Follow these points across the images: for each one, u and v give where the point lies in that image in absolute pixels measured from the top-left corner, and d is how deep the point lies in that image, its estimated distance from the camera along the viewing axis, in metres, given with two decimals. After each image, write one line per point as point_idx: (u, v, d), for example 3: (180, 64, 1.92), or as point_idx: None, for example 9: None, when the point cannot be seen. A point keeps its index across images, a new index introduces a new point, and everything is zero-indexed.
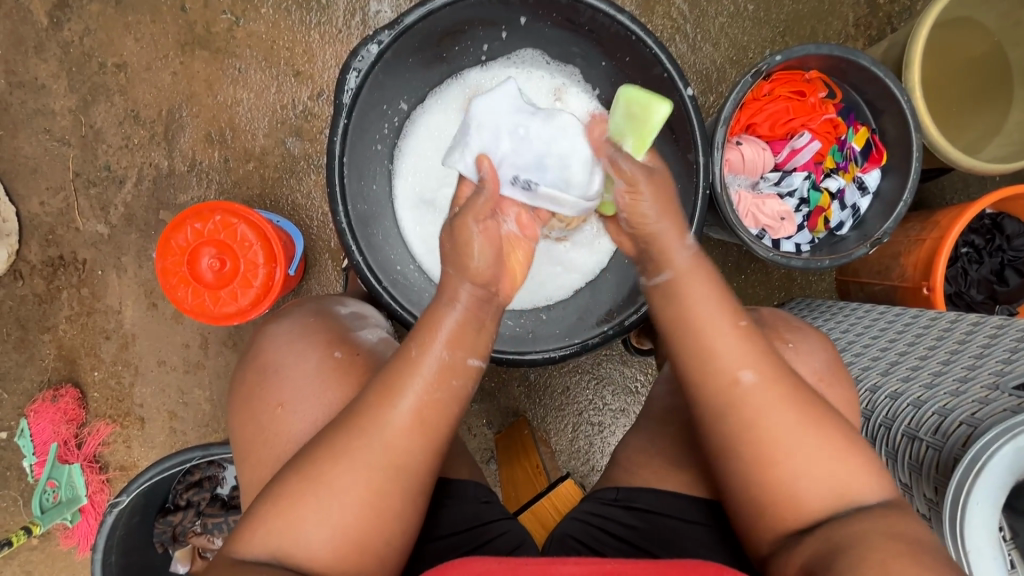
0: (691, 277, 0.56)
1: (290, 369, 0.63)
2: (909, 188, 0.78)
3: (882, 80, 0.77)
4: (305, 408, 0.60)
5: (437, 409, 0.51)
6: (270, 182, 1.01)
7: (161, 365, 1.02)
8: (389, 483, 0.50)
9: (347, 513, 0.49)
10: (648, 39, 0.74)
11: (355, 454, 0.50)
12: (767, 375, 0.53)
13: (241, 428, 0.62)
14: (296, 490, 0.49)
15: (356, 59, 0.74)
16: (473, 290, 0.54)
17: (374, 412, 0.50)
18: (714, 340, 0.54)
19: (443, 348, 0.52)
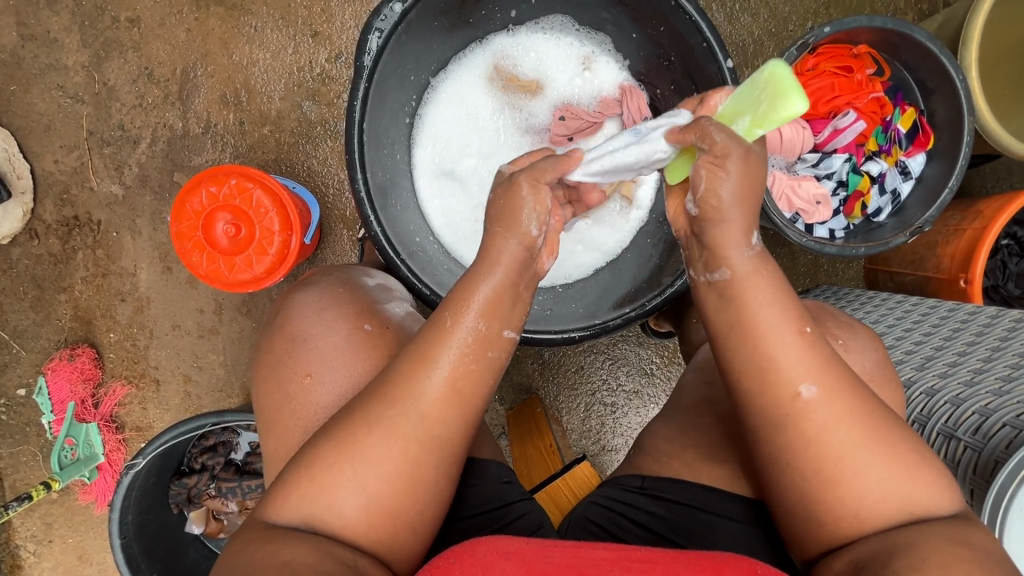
0: (754, 280, 0.48)
1: (319, 339, 0.61)
2: (956, 175, 0.74)
3: (938, 57, 0.72)
4: (332, 379, 0.59)
5: (470, 380, 0.50)
6: (286, 147, 0.98)
7: (175, 329, 1.02)
8: (424, 452, 0.49)
9: (383, 480, 0.48)
10: (688, 4, 0.69)
11: (389, 423, 0.49)
12: (833, 388, 0.47)
13: (268, 397, 0.61)
14: (328, 458, 0.49)
15: (378, 18, 0.70)
16: (517, 250, 0.51)
17: (408, 381, 0.49)
18: (769, 324, 0.48)
19: (477, 319, 0.50)
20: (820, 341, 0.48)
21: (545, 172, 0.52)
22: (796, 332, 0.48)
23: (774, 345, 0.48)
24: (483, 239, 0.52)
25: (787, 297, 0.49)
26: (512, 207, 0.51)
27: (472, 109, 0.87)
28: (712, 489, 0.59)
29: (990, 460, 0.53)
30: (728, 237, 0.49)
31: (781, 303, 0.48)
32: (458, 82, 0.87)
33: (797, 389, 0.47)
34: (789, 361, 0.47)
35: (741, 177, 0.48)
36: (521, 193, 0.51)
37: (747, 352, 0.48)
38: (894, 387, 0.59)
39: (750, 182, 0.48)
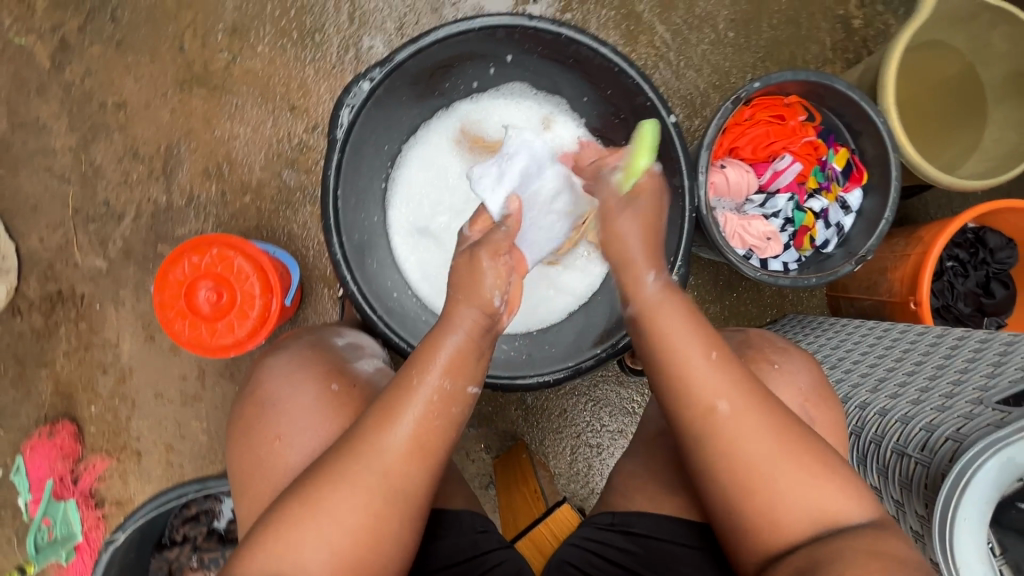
0: (661, 308, 0.62)
1: (288, 402, 0.63)
2: (890, 207, 0.80)
3: (858, 103, 0.79)
4: (300, 441, 0.61)
5: (433, 435, 0.54)
6: (267, 215, 1.03)
7: (158, 398, 1.02)
8: (389, 507, 0.52)
9: (347, 535, 0.51)
10: (631, 70, 0.77)
11: (354, 478, 0.51)
12: (743, 405, 0.55)
13: (240, 459, 0.63)
14: (298, 515, 0.51)
15: (348, 96, 0.76)
16: (477, 318, 0.58)
17: (374, 438, 0.52)
18: (682, 342, 0.58)
19: (441, 377, 0.54)
20: (727, 362, 0.56)
21: (500, 246, 0.63)
22: (705, 357, 0.57)
23: (689, 364, 0.57)
24: (447, 303, 0.60)
25: (692, 319, 0.60)
26: (475, 277, 0.59)
27: (442, 171, 0.93)
28: (680, 520, 0.61)
29: (938, 473, 0.55)
30: (638, 268, 0.66)
31: (687, 324, 0.59)
32: (428, 146, 0.93)
33: (716, 402, 0.55)
34: (702, 379, 0.56)
35: (641, 229, 0.69)
36: (482, 264, 0.60)
37: (670, 369, 0.58)
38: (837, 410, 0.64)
39: (647, 222, 0.70)
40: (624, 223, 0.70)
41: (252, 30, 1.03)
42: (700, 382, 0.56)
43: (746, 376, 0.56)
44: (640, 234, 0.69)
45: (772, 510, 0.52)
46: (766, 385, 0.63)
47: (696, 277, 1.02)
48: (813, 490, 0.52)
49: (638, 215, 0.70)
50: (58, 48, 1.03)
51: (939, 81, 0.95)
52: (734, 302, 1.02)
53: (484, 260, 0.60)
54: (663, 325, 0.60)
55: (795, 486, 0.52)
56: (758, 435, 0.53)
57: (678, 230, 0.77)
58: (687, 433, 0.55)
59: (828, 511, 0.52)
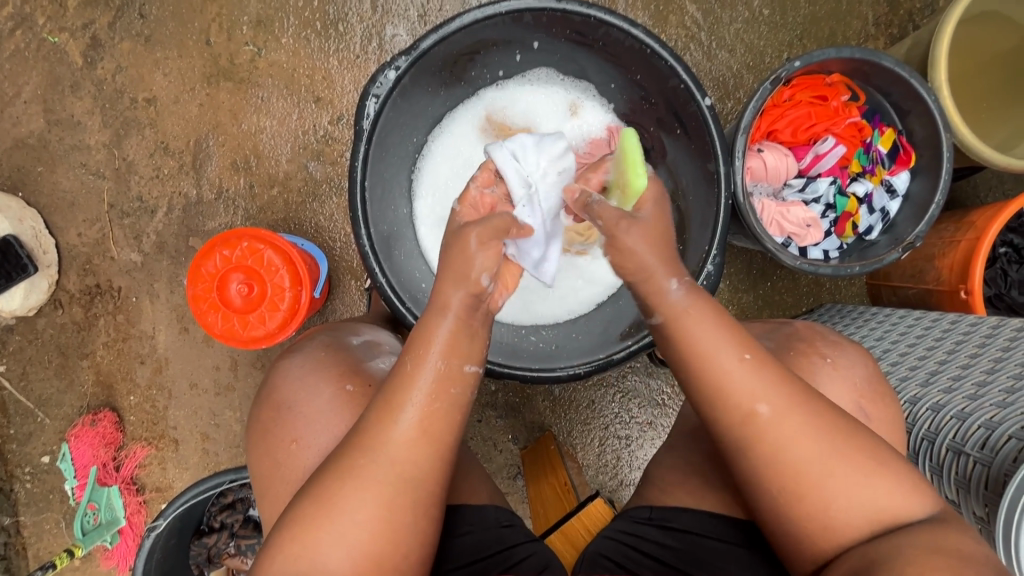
0: (689, 313, 0.55)
1: (304, 405, 0.64)
2: (941, 190, 0.76)
3: (908, 80, 0.75)
4: (315, 443, 0.61)
5: (438, 419, 0.53)
6: (294, 207, 1.04)
7: (193, 388, 1.05)
8: (400, 497, 0.52)
9: (362, 531, 0.51)
10: (663, 51, 0.73)
11: (361, 472, 0.51)
12: (782, 406, 0.52)
13: (259, 460, 0.64)
14: (309, 517, 0.51)
15: (374, 86, 0.75)
16: (464, 298, 0.55)
17: (377, 430, 0.52)
18: (710, 346, 0.54)
19: (439, 359, 0.54)
20: (762, 361, 0.53)
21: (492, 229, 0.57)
22: (738, 359, 0.53)
23: (724, 369, 0.53)
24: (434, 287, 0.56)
25: (724, 323, 0.54)
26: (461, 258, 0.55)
27: (467, 160, 0.92)
28: (719, 517, 0.61)
29: (1000, 473, 0.54)
30: (657, 278, 0.56)
31: (721, 328, 0.54)
32: (452, 136, 0.92)
33: (757, 405, 0.52)
34: (738, 383, 0.53)
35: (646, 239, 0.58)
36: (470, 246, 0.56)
37: (707, 377, 0.53)
38: (891, 403, 0.61)
39: (654, 234, 0.58)
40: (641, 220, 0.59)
41: (276, 21, 1.03)
42: (738, 389, 0.53)
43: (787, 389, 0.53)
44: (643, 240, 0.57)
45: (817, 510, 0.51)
46: (821, 382, 0.60)
47: (730, 266, 0.99)
48: (855, 490, 0.51)
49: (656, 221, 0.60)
50: (90, 45, 1.04)
51: (992, 63, 0.90)
52: (769, 290, 0.99)
53: (472, 243, 0.56)
54: (690, 333, 0.54)
55: (830, 483, 0.51)
56: (800, 440, 0.52)
57: (713, 217, 0.75)
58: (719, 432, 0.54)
59: (869, 510, 0.51)
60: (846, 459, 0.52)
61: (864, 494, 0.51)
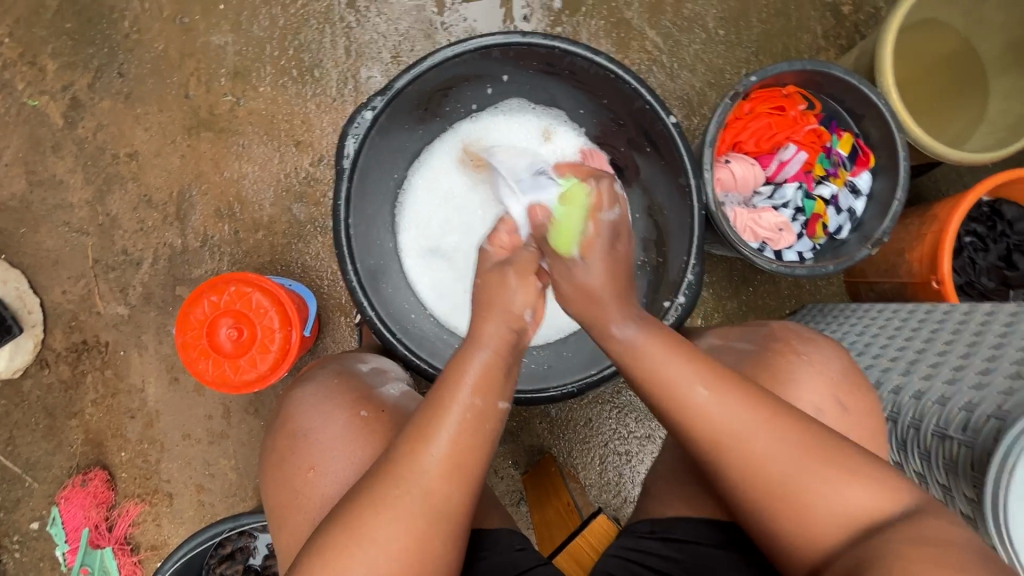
0: (644, 346, 0.57)
1: (320, 432, 0.64)
2: (901, 187, 0.80)
3: (858, 87, 0.79)
4: (333, 470, 0.61)
5: (470, 452, 0.53)
6: (280, 249, 1.05)
7: (186, 438, 1.04)
8: (430, 526, 0.52)
9: (392, 560, 0.50)
10: (627, 76, 0.77)
11: (395, 503, 0.51)
12: (721, 387, 0.55)
13: (275, 491, 0.63)
14: (341, 543, 0.50)
15: (352, 126, 0.77)
16: (504, 333, 0.58)
17: (409, 459, 0.52)
18: (673, 378, 0.56)
19: (472, 395, 0.54)
20: (721, 388, 0.55)
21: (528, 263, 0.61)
22: (700, 389, 0.55)
23: (689, 405, 0.55)
24: (472, 323, 0.59)
25: (682, 349, 0.57)
26: (499, 292, 0.59)
27: (447, 191, 0.95)
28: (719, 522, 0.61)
29: (984, 452, 0.55)
30: (608, 313, 0.59)
31: (678, 355, 0.57)
32: (431, 169, 0.94)
33: (721, 434, 0.54)
34: (686, 382, 0.55)
35: (605, 267, 0.61)
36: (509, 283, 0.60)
37: (663, 408, 0.56)
38: (867, 393, 0.64)
39: (612, 264, 0.61)
40: (590, 267, 0.60)
41: (253, 71, 1.06)
42: (705, 413, 0.54)
43: (765, 393, 0.55)
44: (601, 268, 0.61)
45: (805, 509, 0.52)
46: (799, 379, 0.62)
47: (711, 275, 1.01)
48: (863, 483, 0.52)
49: (605, 255, 0.61)
50: (70, 106, 1.06)
51: (939, 67, 0.95)
52: (751, 296, 1.01)
53: (512, 283, 0.60)
54: (652, 363, 0.56)
55: (829, 480, 0.52)
56: (778, 444, 0.53)
57: (688, 226, 0.78)
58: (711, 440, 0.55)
59: (859, 505, 0.51)
60: (843, 451, 0.53)
61: (860, 482, 0.52)
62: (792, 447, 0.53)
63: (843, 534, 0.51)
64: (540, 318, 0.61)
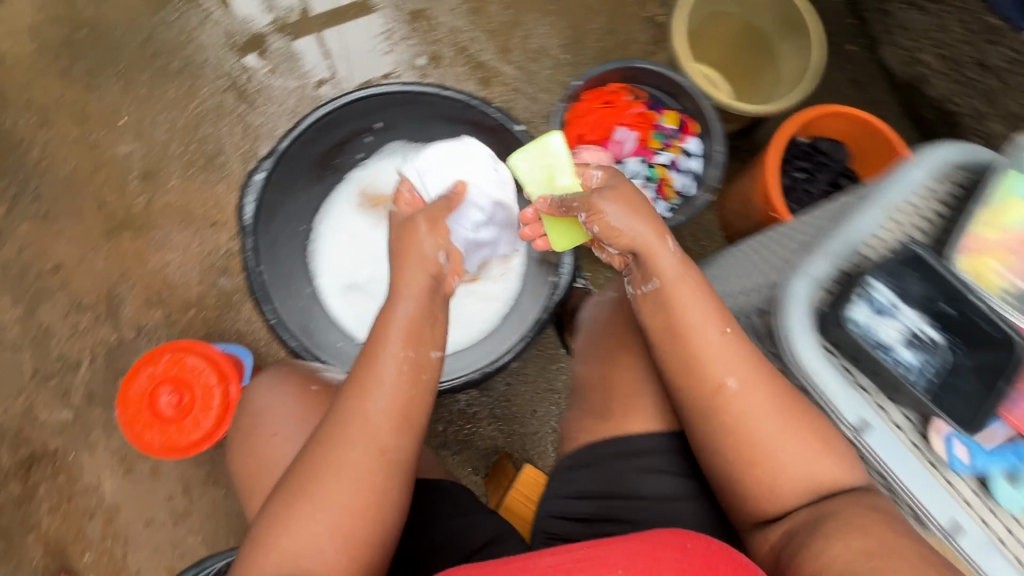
0: (678, 282, 0.63)
1: (275, 407, 0.69)
2: (720, 141, 0.96)
3: (664, 72, 0.98)
4: (293, 436, 0.68)
5: (413, 404, 0.63)
6: (213, 321, 1.12)
7: (149, 524, 1.05)
8: (383, 471, 0.61)
9: (344, 511, 0.59)
10: (474, 102, 0.92)
11: (343, 457, 0.60)
12: (752, 377, 0.59)
13: (240, 454, 0.70)
14: (301, 506, 0.59)
15: (247, 188, 0.88)
16: (427, 279, 0.66)
17: (356, 414, 0.61)
18: (694, 322, 0.62)
19: (405, 347, 0.63)
20: (738, 338, 0.61)
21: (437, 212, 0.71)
22: (719, 332, 0.61)
23: (712, 385, 0.60)
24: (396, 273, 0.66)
25: (707, 298, 0.63)
26: (408, 245, 0.67)
27: (351, 232, 1.06)
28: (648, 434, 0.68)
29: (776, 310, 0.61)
30: (654, 250, 0.64)
31: (703, 304, 0.63)
32: (335, 216, 1.05)
33: (724, 379, 0.60)
34: (716, 354, 0.61)
35: (622, 206, 0.65)
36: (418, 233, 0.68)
37: (680, 348, 0.62)
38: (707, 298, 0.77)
39: (629, 198, 0.66)
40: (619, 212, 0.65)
41: (162, 170, 1.17)
42: (712, 356, 0.61)
43: (757, 359, 0.60)
44: (625, 213, 0.65)
45: (771, 486, 0.58)
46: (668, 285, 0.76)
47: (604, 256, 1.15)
48: (830, 457, 0.57)
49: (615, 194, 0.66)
50: None
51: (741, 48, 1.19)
52: None
53: (422, 228, 0.68)
54: (681, 313, 0.63)
55: (784, 460, 0.58)
56: (765, 412, 0.58)
57: None
58: (705, 416, 0.61)
59: (821, 474, 0.57)
60: (809, 421, 0.58)
61: (832, 454, 0.57)
62: (775, 428, 0.58)
63: (807, 493, 0.58)
64: (455, 264, 0.69)
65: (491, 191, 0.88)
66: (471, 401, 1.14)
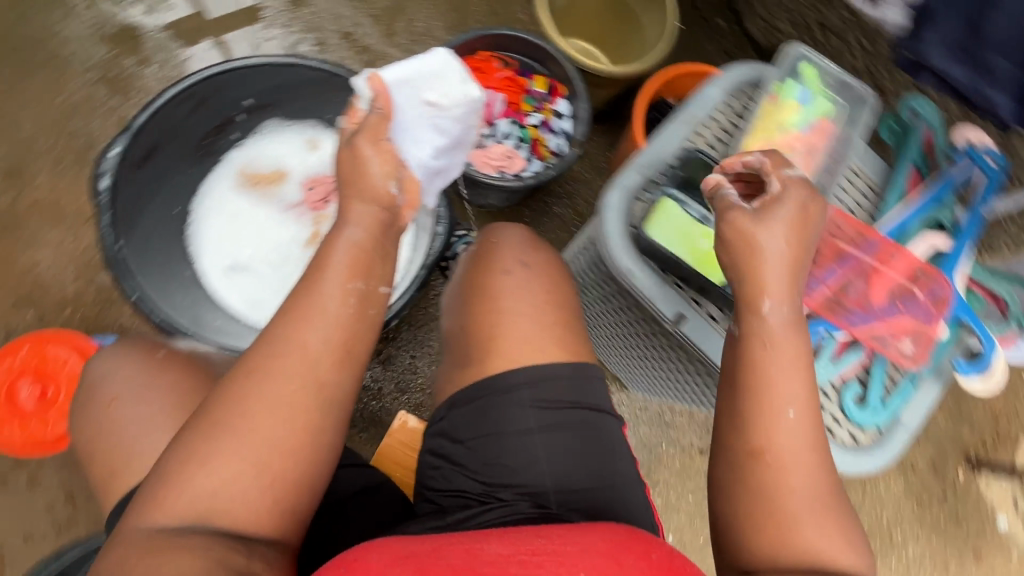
0: (777, 341, 0.60)
1: (118, 375, 0.69)
2: (582, 98, 1.01)
3: (525, 38, 1.03)
4: (131, 405, 0.67)
5: (357, 338, 0.61)
6: (92, 319, 1.07)
7: (28, 539, 0.98)
8: (317, 413, 0.58)
9: (268, 451, 0.55)
10: (337, 70, 0.94)
11: (272, 390, 0.57)
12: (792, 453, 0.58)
13: (80, 431, 0.68)
14: (224, 443, 0.55)
15: (101, 165, 0.85)
16: (377, 212, 0.63)
17: (288, 348, 0.58)
18: (772, 362, 0.60)
19: (352, 279, 0.61)
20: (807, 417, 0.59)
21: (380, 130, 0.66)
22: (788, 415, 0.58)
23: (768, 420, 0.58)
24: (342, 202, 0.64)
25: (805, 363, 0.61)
26: (361, 165, 0.64)
27: (232, 212, 1.04)
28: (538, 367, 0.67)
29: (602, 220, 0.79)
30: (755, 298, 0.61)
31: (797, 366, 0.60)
32: (212, 197, 1.04)
33: (764, 449, 0.58)
34: (782, 428, 0.58)
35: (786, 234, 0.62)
36: (365, 152, 0.64)
37: (749, 385, 0.60)
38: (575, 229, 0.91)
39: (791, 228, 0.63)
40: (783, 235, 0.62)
41: (29, 167, 1.12)
42: (777, 423, 0.58)
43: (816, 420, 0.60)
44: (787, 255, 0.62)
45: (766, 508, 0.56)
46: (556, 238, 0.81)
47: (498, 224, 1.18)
48: (782, 434, 0.58)
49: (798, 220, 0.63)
50: None
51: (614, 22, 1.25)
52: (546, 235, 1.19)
53: (368, 147, 0.64)
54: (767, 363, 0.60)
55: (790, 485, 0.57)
56: (804, 477, 0.57)
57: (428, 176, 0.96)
58: (732, 478, 0.59)
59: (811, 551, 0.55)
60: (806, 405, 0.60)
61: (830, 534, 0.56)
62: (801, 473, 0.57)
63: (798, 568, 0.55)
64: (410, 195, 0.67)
65: (447, 107, 0.75)
66: (376, 377, 1.14)
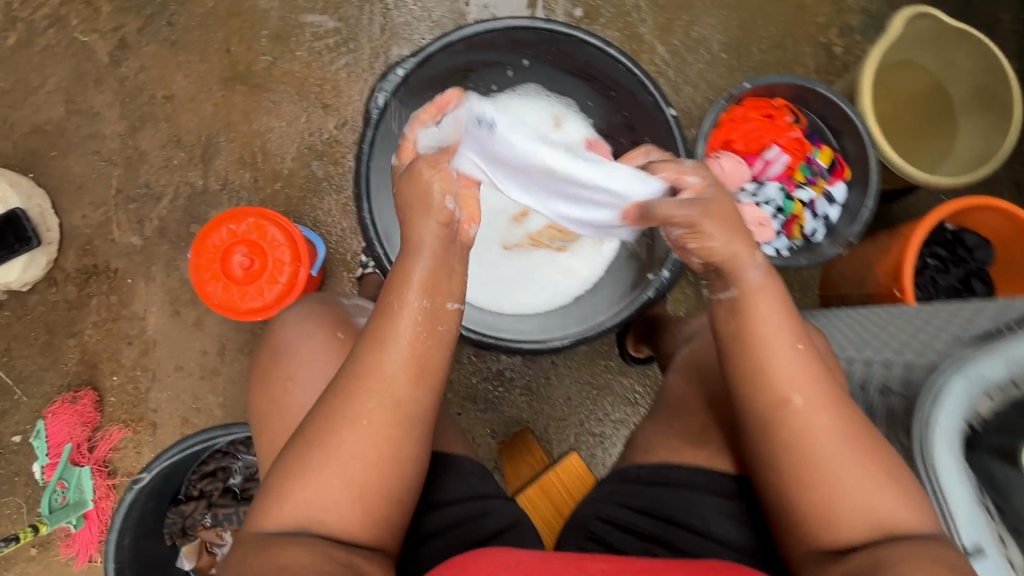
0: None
1: (303, 344, 0.69)
2: (871, 196, 0.88)
3: (839, 104, 0.89)
4: (310, 377, 0.67)
5: (428, 356, 0.57)
6: (295, 201, 1.11)
7: (178, 370, 1.07)
8: (398, 433, 0.56)
9: (361, 473, 0.54)
10: (633, 67, 0.88)
11: (370, 416, 0.55)
12: None
13: (259, 399, 0.68)
14: (314, 462, 0.54)
15: (384, 81, 0.84)
16: (437, 230, 0.57)
17: (371, 369, 0.56)
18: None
19: (419, 296, 0.57)
20: None
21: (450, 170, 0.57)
22: None
23: None
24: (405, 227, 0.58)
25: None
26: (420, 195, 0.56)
27: None
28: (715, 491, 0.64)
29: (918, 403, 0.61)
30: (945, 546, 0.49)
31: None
32: None
33: None
34: None
35: None
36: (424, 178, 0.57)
37: None
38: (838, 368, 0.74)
39: None
40: None
41: (293, 36, 1.14)
42: None
43: None
44: None
45: None
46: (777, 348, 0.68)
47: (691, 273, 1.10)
48: None
49: None
50: (117, 46, 1.13)
51: None
52: None
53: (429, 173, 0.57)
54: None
55: None
56: None
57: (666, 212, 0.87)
58: None
59: None
60: None
61: None
62: None
63: None
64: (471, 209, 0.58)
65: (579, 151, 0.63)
66: (511, 366, 1.12)
